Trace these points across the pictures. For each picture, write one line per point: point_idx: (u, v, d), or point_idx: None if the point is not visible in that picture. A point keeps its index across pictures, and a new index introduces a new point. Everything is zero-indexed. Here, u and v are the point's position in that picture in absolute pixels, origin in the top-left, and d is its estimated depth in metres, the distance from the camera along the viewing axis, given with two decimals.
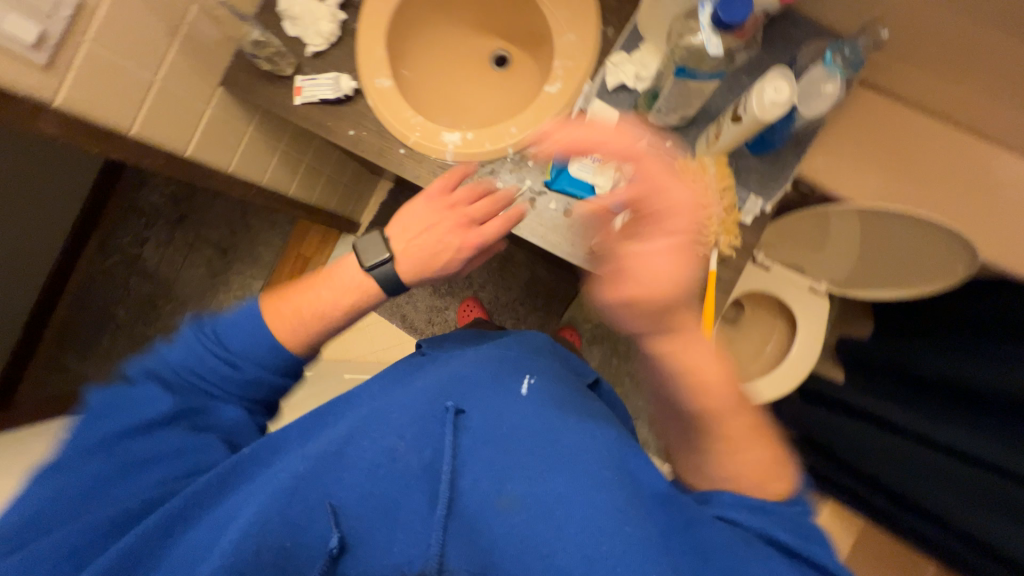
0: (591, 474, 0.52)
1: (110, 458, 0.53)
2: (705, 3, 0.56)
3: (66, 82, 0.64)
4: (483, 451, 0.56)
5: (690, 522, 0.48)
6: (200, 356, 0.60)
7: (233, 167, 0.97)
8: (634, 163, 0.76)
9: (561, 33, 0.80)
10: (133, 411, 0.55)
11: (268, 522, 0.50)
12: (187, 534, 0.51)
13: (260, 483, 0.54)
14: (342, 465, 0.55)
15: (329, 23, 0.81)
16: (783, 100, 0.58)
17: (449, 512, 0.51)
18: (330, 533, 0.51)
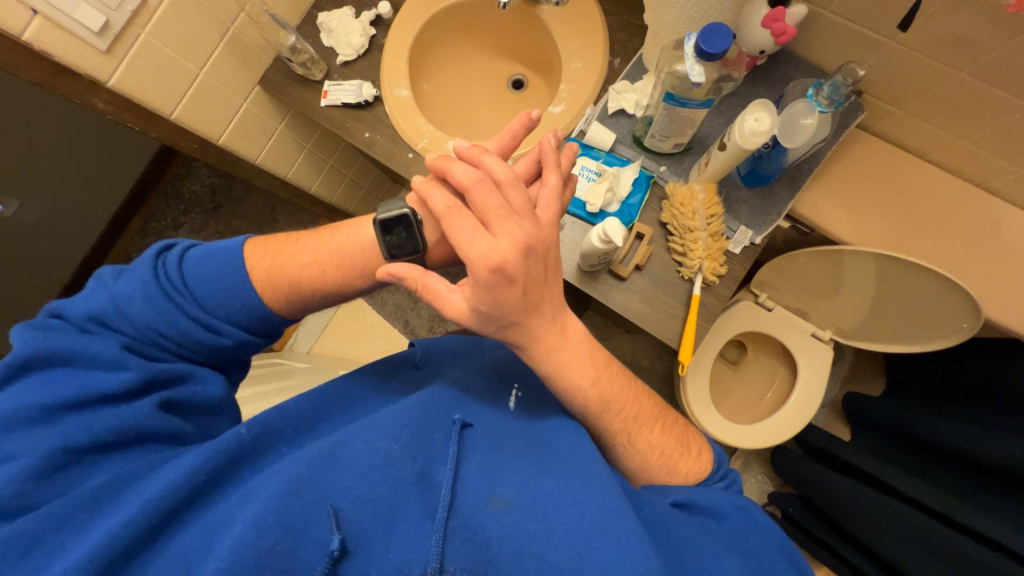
0: (582, 475, 0.48)
1: (47, 451, 0.41)
2: (690, 36, 0.60)
3: (121, 66, 0.73)
4: (495, 471, 0.48)
5: (655, 521, 0.50)
6: (162, 313, 0.54)
7: (261, 159, 1.05)
8: (626, 184, 0.79)
9: (569, 60, 0.85)
10: (88, 381, 0.46)
11: (263, 516, 0.40)
12: (177, 539, 0.40)
13: (253, 485, 0.45)
14: (338, 465, 0.46)
15: (359, 37, 0.89)
16: (762, 130, 0.60)
17: (450, 515, 0.44)
18: (326, 543, 0.40)
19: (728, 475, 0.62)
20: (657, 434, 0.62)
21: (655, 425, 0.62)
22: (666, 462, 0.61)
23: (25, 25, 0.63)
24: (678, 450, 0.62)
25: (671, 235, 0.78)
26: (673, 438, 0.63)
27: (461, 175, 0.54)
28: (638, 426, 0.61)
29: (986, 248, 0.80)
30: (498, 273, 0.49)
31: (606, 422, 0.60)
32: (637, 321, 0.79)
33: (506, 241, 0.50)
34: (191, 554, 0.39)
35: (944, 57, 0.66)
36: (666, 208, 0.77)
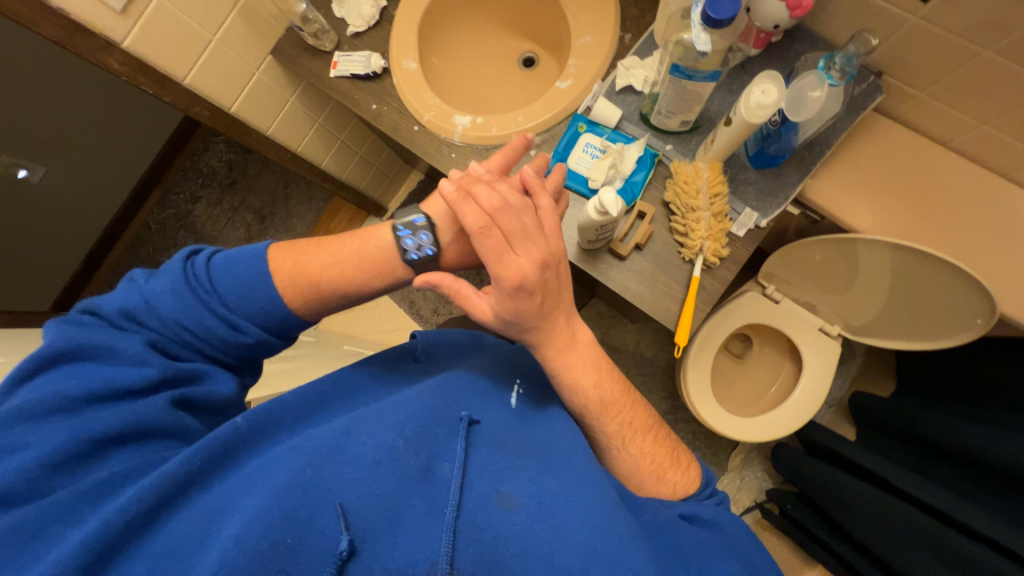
0: (586, 476, 0.47)
1: (67, 445, 0.40)
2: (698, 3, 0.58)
3: (135, 27, 0.75)
4: (504, 474, 0.46)
5: (660, 528, 0.48)
6: (194, 313, 0.54)
7: (272, 131, 1.07)
8: (630, 162, 0.77)
9: (579, 35, 0.84)
10: (118, 374, 0.46)
11: (266, 508, 0.39)
12: (173, 524, 0.40)
13: (254, 475, 0.43)
14: (341, 456, 0.44)
15: (370, 8, 0.90)
16: (769, 103, 0.57)
17: (458, 515, 0.42)
18: (334, 538, 0.39)
19: (717, 494, 0.60)
20: (649, 442, 0.59)
21: (645, 432, 0.60)
22: (656, 470, 0.58)
23: None
24: (668, 459, 0.59)
25: (674, 216, 0.76)
26: (664, 448, 0.60)
27: (484, 198, 0.54)
28: (632, 432, 0.59)
29: (1009, 243, 0.76)
30: (523, 290, 0.52)
31: (602, 425, 0.58)
32: (634, 302, 0.78)
33: (529, 258, 0.52)
34: (189, 544, 0.38)
35: (970, 36, 0.63)
36: (670, 188, 0.76)
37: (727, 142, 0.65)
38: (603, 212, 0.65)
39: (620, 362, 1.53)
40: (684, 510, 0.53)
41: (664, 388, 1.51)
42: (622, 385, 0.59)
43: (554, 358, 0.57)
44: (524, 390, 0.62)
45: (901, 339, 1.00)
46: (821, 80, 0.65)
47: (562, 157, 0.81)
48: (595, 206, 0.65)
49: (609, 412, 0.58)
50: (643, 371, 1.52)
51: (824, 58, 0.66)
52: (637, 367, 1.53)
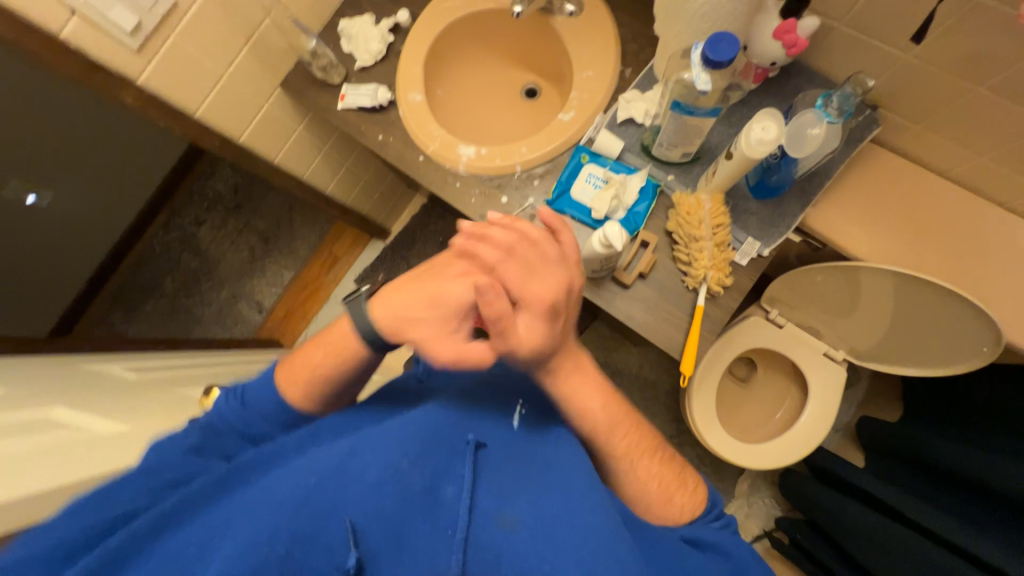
0: (586, 497, 0.46)
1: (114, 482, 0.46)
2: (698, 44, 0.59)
3: (150, 65, 0.75)
4: (505, 497, 0.45)
5: (665, 556, 0.48)
6: (229, 405, 0.58)
7: (279, 159, 1.09)
8: (632, 193, 0.79)
9: (581, 68, 0.86)
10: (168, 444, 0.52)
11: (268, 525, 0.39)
12: (176, 537, 0.40)
13: (258, 491, 0.43)
14: (346, 473, 0.44)
15: (377, 43, 0.93)
16: (769, 140, 0.58)
17: (466, 535, 0.42)
18: (338, 555, 0.38)
19: (723, 516, 0.59)
20: (656, 464, 0.58)
21: (650, 454, 0.59)
22: (664, 494, 0.57)
23: (63, 24, 0.64)
24: (675, 481, 0.58)
25: (677, 245, 0.77)
26: (671, 471, 0.59)
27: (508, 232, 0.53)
28: (638, 454, 0.58)
29: (1010, 269, 0.77)
30: (552, 312, 0.51)
31: (610, 447, 0.57)
32: (639, 330, 0.78)
33: (559, 281, 0.51)
34: (189, 557, 0.38)
35: (961, 74, 0.65)
36: (672, 218, 0.77)
37: (729, 174, 0.66)
38: (607, 246, 0.66)
39: (624, 385, 1.52)
40: (684, 535, 0.53)
41: (668, 412, 1.50)
42: (620, 408, 0.58)
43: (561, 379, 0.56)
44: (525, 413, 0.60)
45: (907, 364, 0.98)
46: (818, 121, 0.66)
47: (565, 187, 0.83)
48: (600, 239, 0.65)
49: (614, 439, 0.57)
50: (647, 395, 1.51)
51: (823, 97, 0.68)
52: (641, 390, 1.51)
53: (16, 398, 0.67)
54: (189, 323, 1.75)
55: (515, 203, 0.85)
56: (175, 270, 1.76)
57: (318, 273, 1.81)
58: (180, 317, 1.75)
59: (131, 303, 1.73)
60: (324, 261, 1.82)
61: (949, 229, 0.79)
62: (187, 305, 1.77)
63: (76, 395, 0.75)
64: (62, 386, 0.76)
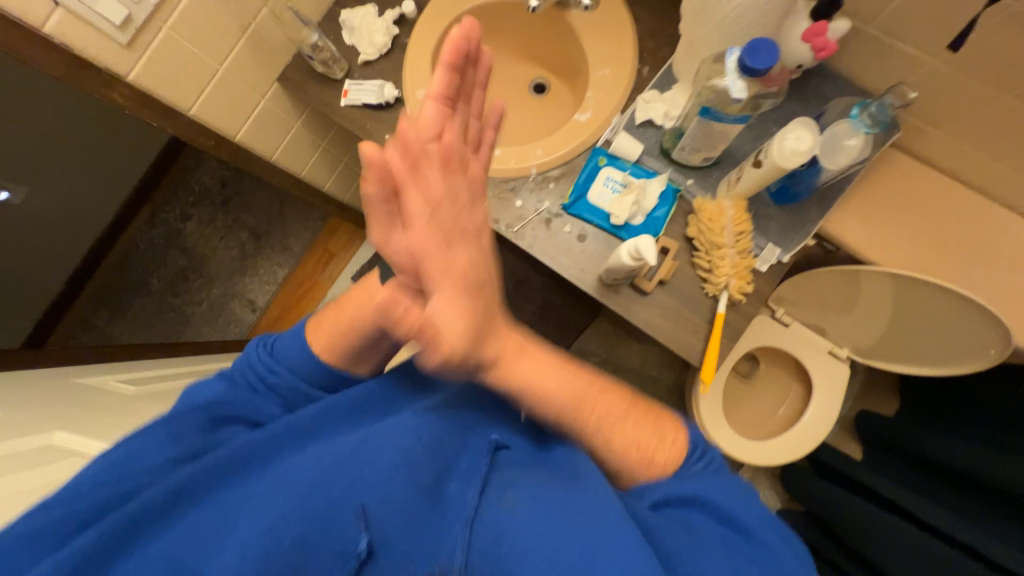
0: (578, 480, 0.46)
1: (130, 451, 0.50)
2: (733, 49, 0.57)
3: (141, 61, 0.70)
4: (501, 484, 0.48)
5: (650, 528, 0.43)
6: (254, 362, 0.59)
7: (276, 158, 1.04)
8: (652, 198, 0.77)
9: (597, 67, 0.83)
10: (196, 395, 0.57)
11: (283, 510, 0.45)
12: (190, 516, 0.46)
13: (281, 475, 0.49)
14: (360, 461, 0.49)
15: (382, 37, 0.88)
16: (802, 150, 0.57)
17: (476, 513, 0.45)
18: (350, 539, 0.44)
19: (709, 457, 0.51)
20: (631, 427, 0.51)
21: (630, 410, 0.52)
22: (642, 454, 0.50)
23: (46, 17, 0.58)
24: (652, 437, 0.51)
25: (697, 252, 0.76)
26: (649, 428, 0.52)
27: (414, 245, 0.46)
28: (611, 423, 0.51)
29: (1021, 273, 0.78)
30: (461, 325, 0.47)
31: (582, 423, 0.51)
32: (657, 337, 0.78)
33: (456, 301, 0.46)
34: (215, 534, 0.45)
35: (986, 80, 0.64)
36: (693, 224, 0.76)
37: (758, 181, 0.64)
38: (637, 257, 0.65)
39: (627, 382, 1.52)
40: (660, 497, 0.47)
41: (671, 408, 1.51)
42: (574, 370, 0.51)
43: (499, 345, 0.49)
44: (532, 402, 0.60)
45: (912, 363, 1.00)
46: (853, 129, 0.65)
47: (582, 191, 0.81)
48: (630, 250, 0.63)
49: (577, 406, 0.50)
50: (651, 391, 1.52)
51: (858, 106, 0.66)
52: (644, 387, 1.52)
53: (12, 422, 0.63)
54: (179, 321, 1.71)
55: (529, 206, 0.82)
56: (160, 266, 1.71)
57: (313, 271, 1.74)
58: (170, 315, 1.71)
59: (115, 302, 1.69)
60: (319, 258, 1.75)
61: (961, 233, 0.80)
62: (175, 304, 1.72)
63: (75, 414, 0.71)
64: (58, 404, 0.72)
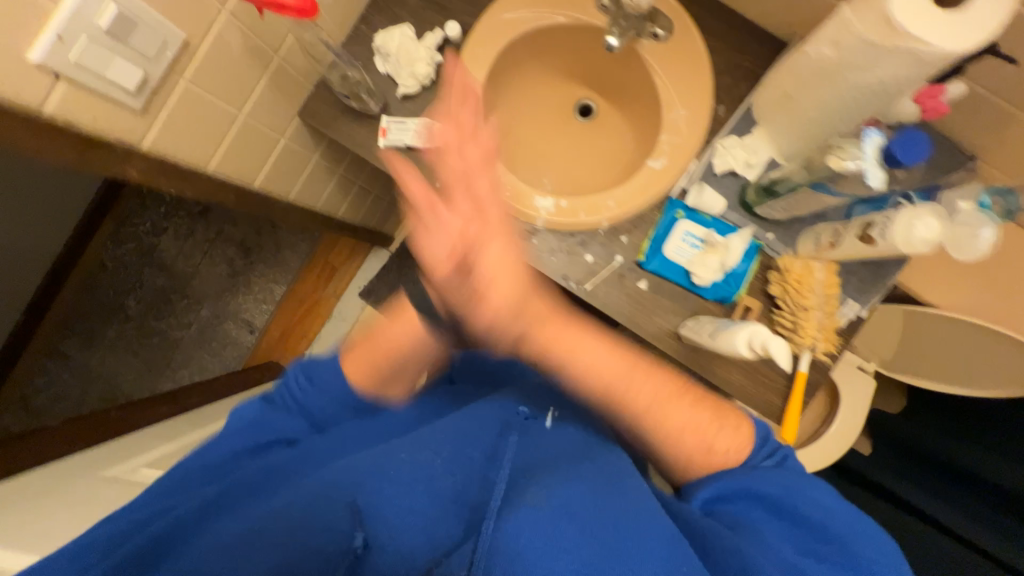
0: (604, 483, 0.48)
1: (178, 479, 0.52)
2: (871, 130, 0.53)
3: (156, 124, 0.57)
4: (527, 487, 0.47)
5: (708, 534, 0.46)
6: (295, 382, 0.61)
7: (294, 196, 0.92)
8: (736, 255, 0.73)
9: (671, 105, 0.76)
10: (239, 419, 0.58)
11: (304, 524, 0.44)
12: (203, 533, 0.44)
13: (291, 489, 0.48)
14: (388, 461, 0.50)
15: (425, 66, 0.76)
16: (928, 239, 0.54)
17: (501, 511, 0.44)
18: (347, 536, 0.44)
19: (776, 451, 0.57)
20: (689, 408, 0.57)
21: (681, 401, 0.58)
22: (703, 442, 0.56)
23: (46, 94, 0.45)
24: (717, 422, 0.57)
25: (778, 310, 0.74)
26: (706, 414, 0.58)
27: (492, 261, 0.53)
28: (663, 404, 0.57)
29: None
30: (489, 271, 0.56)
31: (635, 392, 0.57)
32: (736, 395, 0.77)
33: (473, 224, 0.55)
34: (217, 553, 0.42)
35: None
36: (776, 282, 0.73)
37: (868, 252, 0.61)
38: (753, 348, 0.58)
39: None
40: (710, 497, 0.52)
41: None
42: (631, 361, 0.58)
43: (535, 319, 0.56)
44: (559, 412, 0.63)
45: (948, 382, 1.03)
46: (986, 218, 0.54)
47: (658, 245, 0.76)
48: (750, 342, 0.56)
49: (631, 394, 0.57)
50: None
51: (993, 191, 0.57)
52: None
53: None
54: (166, 347, 1.55)
55: (601, 262, 0.77)
56: (136, 287, 1.54)
57: (314, 287, 1.63)
58: (155, 341, 1.55)
59: (89, 329, 1.52)
60: (320, 271, 1.62)
61: None
62: (159, 328, 1.56)
63: None
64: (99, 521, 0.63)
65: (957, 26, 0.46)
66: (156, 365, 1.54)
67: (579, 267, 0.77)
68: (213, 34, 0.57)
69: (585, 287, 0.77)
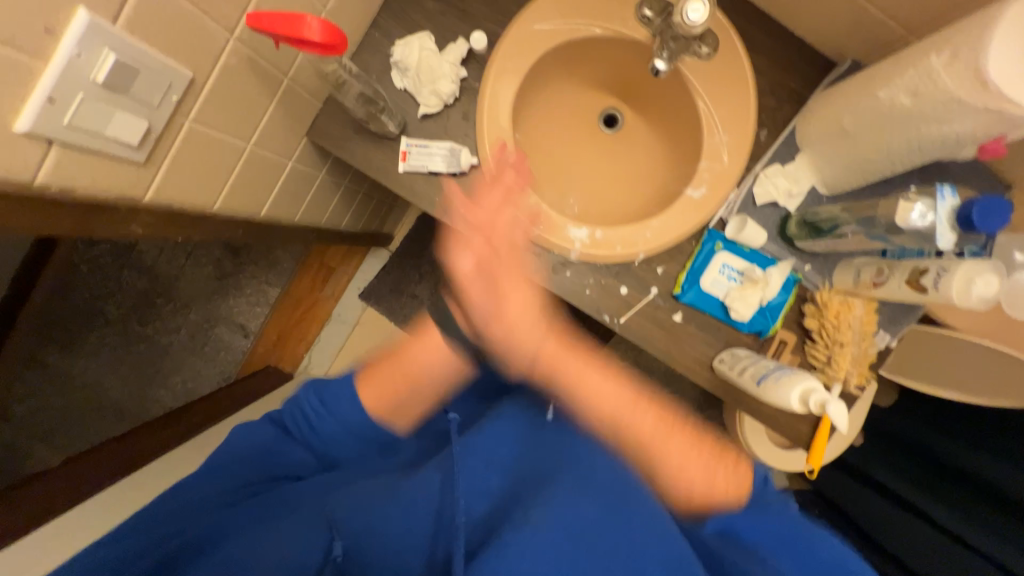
0: (600, 504, 0.51)
1: (189, 501, 0.57)
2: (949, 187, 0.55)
3: (160, 174, 0.50)
4: (518, 510, 0.51)
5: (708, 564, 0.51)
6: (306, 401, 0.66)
7: (299, 217, 0.84)
8: (775, 288, 0.72)
9: (714, 129, 0.71)
10: (254, 444, 0.63)
11: (292, 540, 0.51)
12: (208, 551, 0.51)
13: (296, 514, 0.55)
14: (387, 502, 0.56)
15: (449, 83, 0.69)
16: (983, 294, 0.56)
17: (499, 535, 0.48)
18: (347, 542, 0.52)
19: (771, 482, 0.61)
20: (681, 443, 0.60)
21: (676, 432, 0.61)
22: (703, 489, 0.56)
23: (38, 164, 0.38)
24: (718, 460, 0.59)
25: (813, 342, 0.73)
26: (708, 456, 0.59)
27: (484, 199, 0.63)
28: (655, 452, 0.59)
29: None
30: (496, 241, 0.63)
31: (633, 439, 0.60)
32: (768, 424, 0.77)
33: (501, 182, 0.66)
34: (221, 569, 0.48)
35: None
36: (812, 316, 0.72)
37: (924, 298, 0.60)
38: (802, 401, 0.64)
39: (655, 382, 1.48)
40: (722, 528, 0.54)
41: None
42: (629, 391, 0.63)
43: (510, 305, 0.61)
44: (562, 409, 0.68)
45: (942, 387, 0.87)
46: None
47: (694, 277, 0.74)
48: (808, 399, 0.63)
49: (634, 424, 0.61)
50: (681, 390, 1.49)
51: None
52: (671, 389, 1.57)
53: None
54: (150, 355, 1.38)
55: (637, 294, 0.75)
56: (117, 292, 1.36)
57: (310, 289, 1.46)
58: (139, 351, 1.37)
59: (64, 337, 1.35)
60: (316, 271, 1.45)
61: None
62: (142, 334, 1.38)
63: None
64: None
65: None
66: (140, 377, 1.37)
67: (613, 300, 0.75)
68: (219, 66, 0.49)
69: (620, 321, 0.75)
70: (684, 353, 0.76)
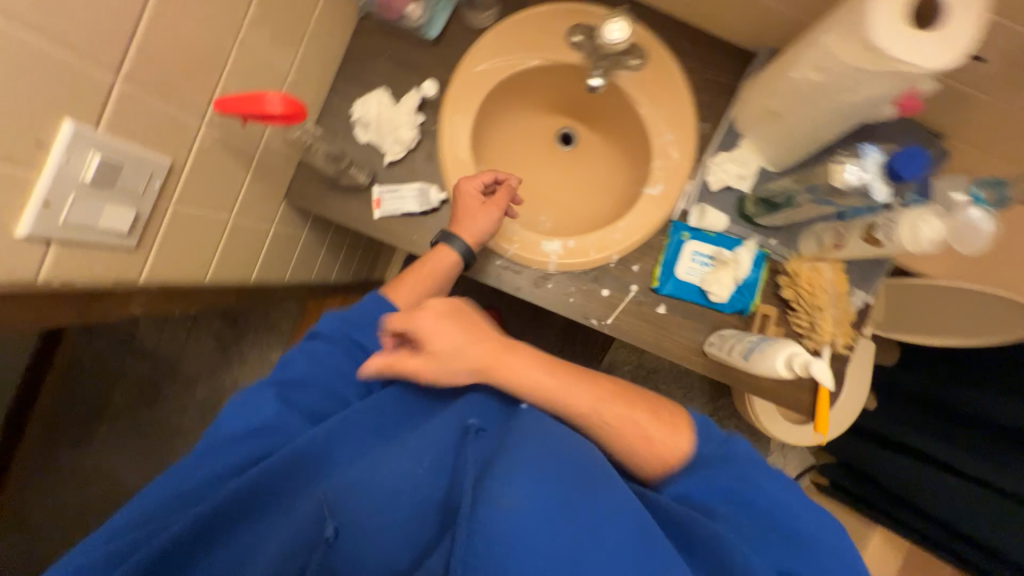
0: (590, 467, 0.44)
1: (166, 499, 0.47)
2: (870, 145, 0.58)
3: (151, 256, 0.53)
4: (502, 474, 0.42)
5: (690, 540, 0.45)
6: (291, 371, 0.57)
7: (288, 276, 0.88)
8: (746, 266, 0.75)
9: (660, 131, 0.76)
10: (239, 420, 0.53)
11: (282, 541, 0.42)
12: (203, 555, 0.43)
13: (285, 505, 0.45)
14: (363, 483, 0.46)
15: (409, 130, 0.74)
16: (930, 234, 0.57)
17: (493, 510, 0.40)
18: (317, 528, 0.42)
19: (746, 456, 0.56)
20: (623, 408, 0.54)
21: (616, 399, 0.55)
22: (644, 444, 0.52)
23: (38, 263, 0.42)
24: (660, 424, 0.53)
25: (793, 311, 0.76)
26: (646, 411, 0.54)
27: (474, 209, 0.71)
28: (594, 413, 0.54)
29: None
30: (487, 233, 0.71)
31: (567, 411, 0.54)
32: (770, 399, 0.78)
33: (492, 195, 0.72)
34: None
35: None
36: (787, 285, 0.75)
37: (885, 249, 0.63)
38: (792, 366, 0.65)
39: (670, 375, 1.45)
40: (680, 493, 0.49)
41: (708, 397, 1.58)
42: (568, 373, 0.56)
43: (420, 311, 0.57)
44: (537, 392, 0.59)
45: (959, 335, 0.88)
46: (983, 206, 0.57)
47: (669, 269, 0.77)
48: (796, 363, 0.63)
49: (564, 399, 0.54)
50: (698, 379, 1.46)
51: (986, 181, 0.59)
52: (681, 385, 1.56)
53: None
54: (161, 438, 1.37)
55: (618, 294, 0.78)
56: (122, 381, 1.36)
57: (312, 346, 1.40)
58: (149, 435, 1.37)
59: (77, 434, 1.36)
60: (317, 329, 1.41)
61: None
62: (151, 419, 1.38)
63: None
64: None
65: (964, 35, 0.47)
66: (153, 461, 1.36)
67: (597, 303, 0.78)
68: (194, 151, 0.54)
69: (607, 323, 0.78)
70: (675, 342, 0.78)
